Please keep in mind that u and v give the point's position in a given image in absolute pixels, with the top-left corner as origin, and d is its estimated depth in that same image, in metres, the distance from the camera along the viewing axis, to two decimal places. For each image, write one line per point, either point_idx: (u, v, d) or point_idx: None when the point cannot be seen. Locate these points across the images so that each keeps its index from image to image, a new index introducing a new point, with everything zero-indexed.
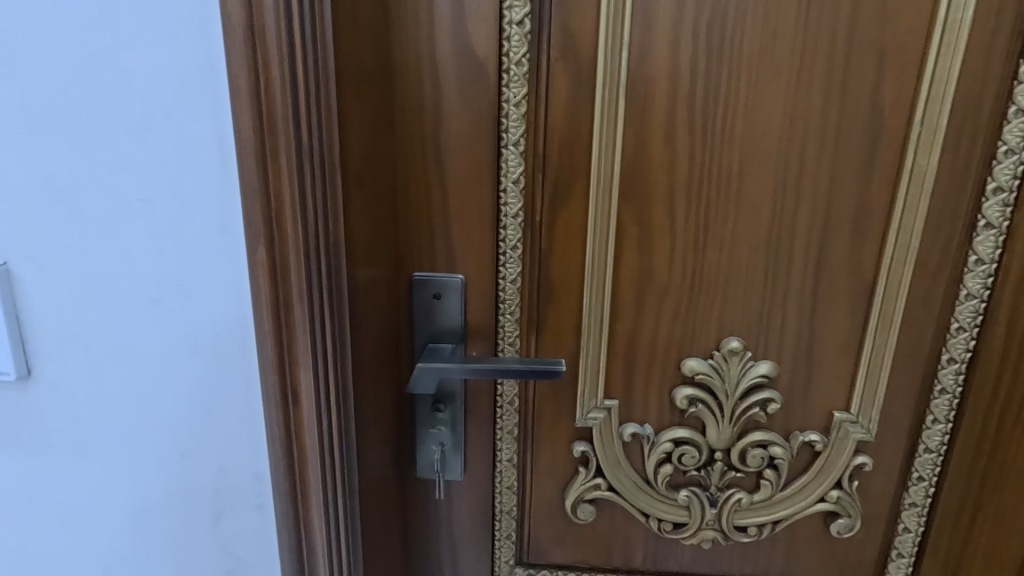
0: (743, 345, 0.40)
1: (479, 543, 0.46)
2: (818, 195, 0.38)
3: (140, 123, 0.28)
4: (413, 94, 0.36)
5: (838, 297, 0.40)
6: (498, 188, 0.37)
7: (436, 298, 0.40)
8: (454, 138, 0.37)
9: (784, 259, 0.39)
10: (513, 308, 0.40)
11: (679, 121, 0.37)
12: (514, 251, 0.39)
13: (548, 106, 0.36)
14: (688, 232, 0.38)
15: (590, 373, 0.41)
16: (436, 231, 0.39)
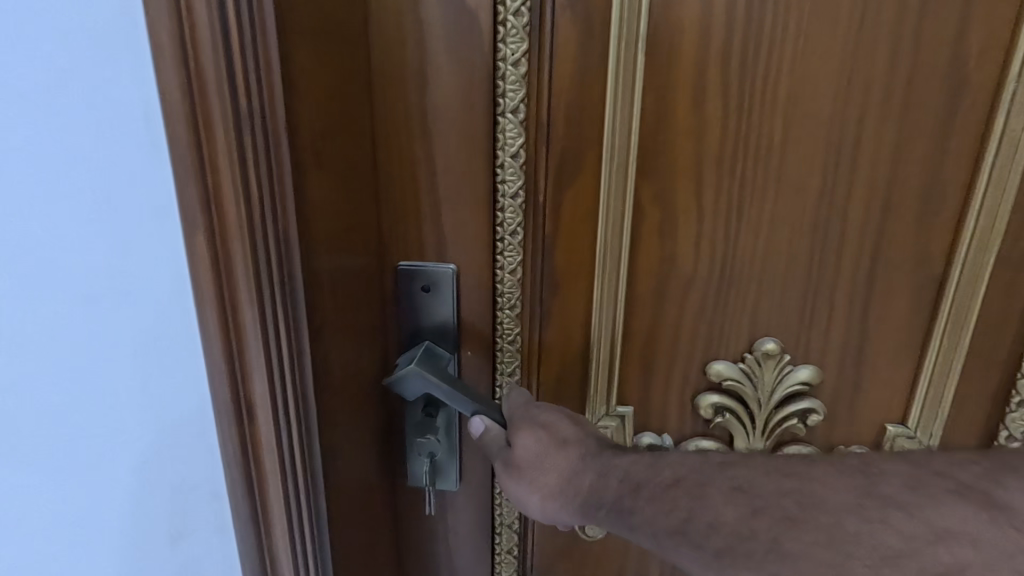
0: (780, 348, 0.35)
1: (477, 556, 0.42)
2: (879, 169, 0.32)
3: (43, 82, 0.23)
4: (393, 51, 0.31)
5: (898, 293, 0.33)
6: (494, 164, 0.32)
7: (425, 290, 0.35)
8: (442, 104, 0.31)
9: (834, 246, 0.33)
10: (513, 302, 0.35)
11: (710, 81, 0.30)
12: (513, 237, 0.34)
13: (552, 65, 0.31)
14: (718, 215, 0.33)
15: (602, 376, 0.36)
16: (424, 213, 0.34)
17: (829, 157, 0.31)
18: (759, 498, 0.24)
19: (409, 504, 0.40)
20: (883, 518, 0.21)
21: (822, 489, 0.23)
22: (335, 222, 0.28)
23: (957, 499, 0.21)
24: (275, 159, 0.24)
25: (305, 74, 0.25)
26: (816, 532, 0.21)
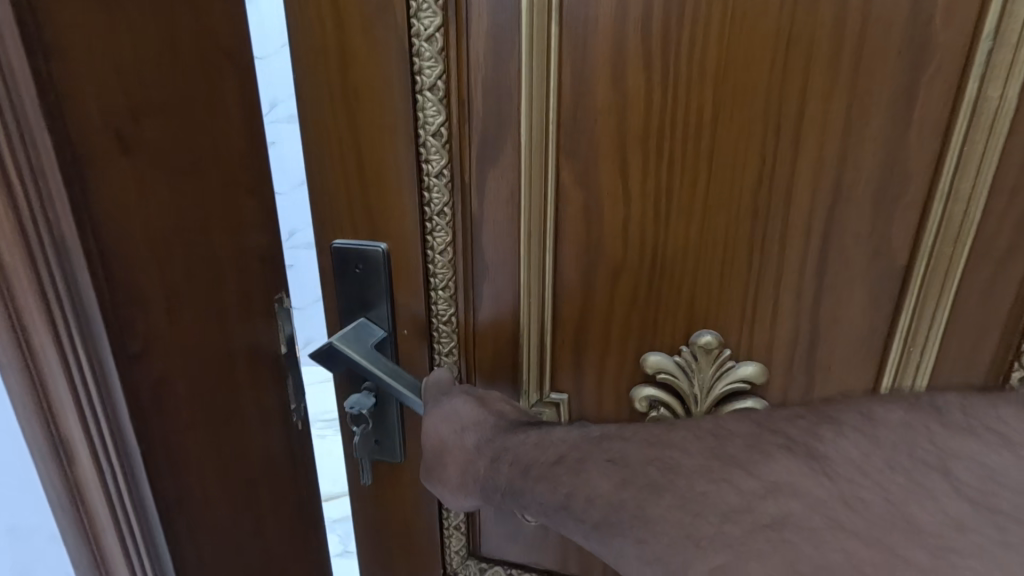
0: (718, 340, 0.33)
1: (422, 532, 0.41)
2: (826, 145, 0.28)
3: None
4: (308, 23, 0.30)
5: (852, 283, 0.31)
6: (416, 143, 0.31)
7: (358, 270, 0.35)
8: (360, 80, 0.31)
9: (778, 231, 0.30)
10: (446, 284, 0.34)
11: (632, 50, 0.29)
12: (442, 217, 0.33)
13: (464, 35, 0.29)
14: (645, 197, 0.31)
15: (534, 362, 0.35)
16: (353, 192, 0.33)
17: (768, 132, 0.29)
18: (628, 467, 0.22)
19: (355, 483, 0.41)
20: (727, 478, 0.20)
21: (678, 454, 0.22)
22: (153, 216, 0.26)
23: (785, 455, 0.20)
24: (32, 145, 0.21)
25: (69, 34, 0.22)
26: (674, 497, 0.21)
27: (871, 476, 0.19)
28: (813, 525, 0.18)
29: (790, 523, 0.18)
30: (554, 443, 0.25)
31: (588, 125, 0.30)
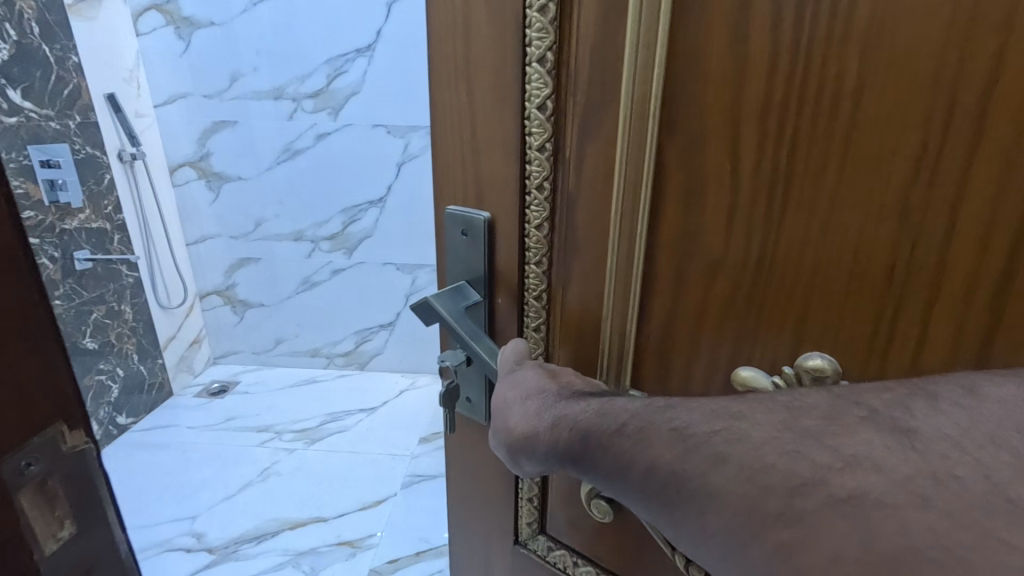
0: (829, 365, 0.36)
1: (506, 495, 0.55)
2: (948, 165, 0.30)
3: None
4: (450, 25, 0.41)
5: (973, 302, 0.32)
6: (522, 119, 0.40)
7: (464, 234, 0.47)
8: (480, 69, 0.41)
9: (884, 245, 0.33)
10: (538, 240, 0.44)
11: (749, 72, 0.33)
12: (540, 184, 0.42)
13: (570, 55, 0.38)
14: (749, 203, 0.36)
15: (616, 315, 0.43)
16: (470, 161, 0.44)
17: (886, 150, 0.31)
18: (691, 437, 0.28)
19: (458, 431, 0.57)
20: (804, 451, 0.26)
21: (750, 427, 0.28)
22: None
23: (869, 428, 0.26)
24: None
25: None
26: (740, 467, 0.26)
27: (969, 452, 0.24)
28: (893, 500, 0.23)
29: (872, 497, 0.23)
30: (616, 413, 0.32)
31: (696, 158, 0.37)
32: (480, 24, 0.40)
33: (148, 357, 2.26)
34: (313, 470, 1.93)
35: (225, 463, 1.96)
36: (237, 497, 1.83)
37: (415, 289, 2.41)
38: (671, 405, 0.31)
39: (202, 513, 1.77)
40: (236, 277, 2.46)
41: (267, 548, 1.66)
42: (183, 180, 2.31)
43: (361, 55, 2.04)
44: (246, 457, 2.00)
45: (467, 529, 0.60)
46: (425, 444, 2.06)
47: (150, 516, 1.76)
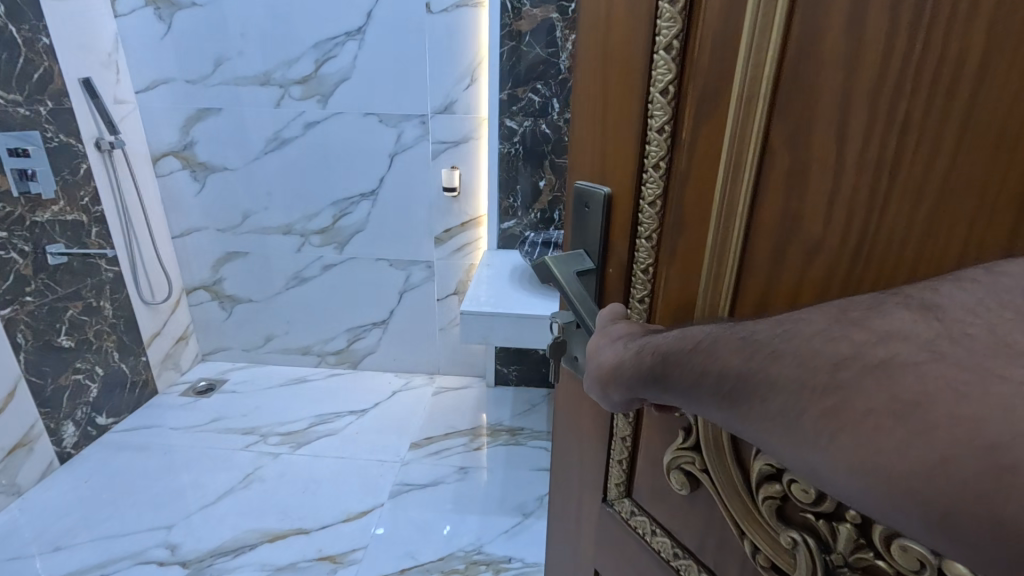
0: None
1: (600, 453, 0.66)
2: None
3: None
4: (600, 23, 0.50)
5: None
6: (646, 102, 0.47)
7: (587, 206, 0.57)
8: (614, 61, 0.49)
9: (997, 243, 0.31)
10: (649, 212, 0.51)
11: (860, 54, 0.34)
12: (657, 163, 0.49)
13: (695, 44, 0.43)
14: (848, 189, 0.37)
15: (714, 285, 0.47)
16: (602, 141, 0.54)
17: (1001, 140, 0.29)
18: (752, 337, 0.34)
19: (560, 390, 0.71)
20: (846, 333, 0.30)
21: (803, 324, 0.32)
22: None
23: (903, 309, 0.29)
24: None
25: None
26: (791, 355, 0.31)
27: (982, 314, 0.27)
28: (918, 358, 0.27)
29: (897, 359, 0.27)
30: (693, 331, 0.40)
31: (804, 143, 0.38)
32: (620, 23, 0.48)
33: (130, 355, 2.26)
34: (297, 475, 1.92)
35: (211, 467, 1.96)
36: (215, 506, 1.79)
37: (409, 287, 2.42)
38: (740, 324, 0.37)
39: (177, 522, 1.72)
40: (223, 273, 2.49)
41: (245, 562, 1.59)
42: (167, 171, 2.32)
43: (351, 39, 2.03)
44: (232, 461, 2.00)
45: (571, 482, 0.73)
46: (415, 451, 2.05)
47: (127, 525, 1.71)
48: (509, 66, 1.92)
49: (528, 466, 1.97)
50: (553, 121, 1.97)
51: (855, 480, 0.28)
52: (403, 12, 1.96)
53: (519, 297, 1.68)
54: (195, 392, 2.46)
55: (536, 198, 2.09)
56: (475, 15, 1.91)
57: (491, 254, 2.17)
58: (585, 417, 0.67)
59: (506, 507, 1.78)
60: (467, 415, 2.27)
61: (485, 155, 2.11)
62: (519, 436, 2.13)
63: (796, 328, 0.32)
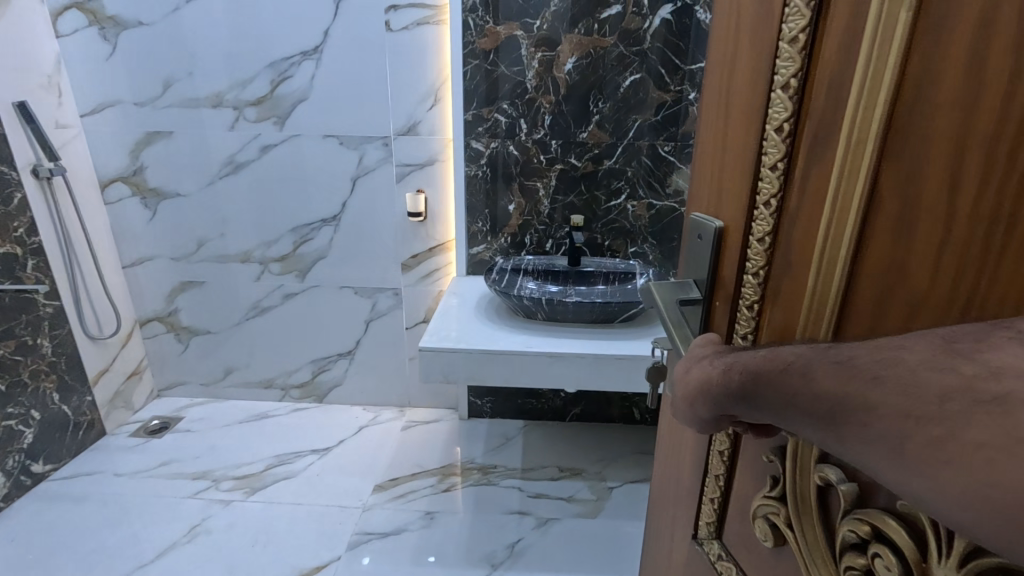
0: None
1: (695, 488, 0.66)
2: None
3: None
4: (727, 62, 0.52)
5: None
6: (761, 138, 0.48)
7: (700, 236, 0.58)
8: (736, 99, 0.51)
9: None
10: (757, 247, 0.51)
11: (979, 91, 0.32)
12: (767, 198, 0.48)
13: (813, 80, 0.43)
14: (959, 235, 0.33)
15: (815, 329, 0.45)
16: (721, 174, 0.55)
17: None
18: (849, 361, 0.33)
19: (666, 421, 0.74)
20: (953, 367, 0.29)
21: (904, 353, 0.31)
22: None
23: (1014, 343, 0.28)
24: None
25: None
26: (895, 385, 0.30)
27: None
28: None
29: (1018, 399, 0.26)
30: (785, 352, 0.38)
31: (916, 182, 0.36)
32: (744, 62, 0.50)
33: (72, 395, 2.09)
34: (248, 526, 1.79)
35: (157, 519, 1.81)
36: (155, 564, 1.64)
37: (375, 315, 2.35)
38: (834, 347, 0.36)
39: None
40: (178, 303, 2.37)
41: None
42: (115, 198, 2.19)
43: (308, 58, 1.98)
44: (178, 510, 1.85)
45: (668, 513, 0.74)
46: (378, 494, 1.95)
47: None
48: (475, 85, 1.92)
49: (500, 506, 1.89)
50: (521, 142, 1.97)
51: (974, 518, 0.27)
52: (362, 32, 1.93)
53: (485, 331, 1.64)
54: (147, 432, 2.30)
55: (503, 222, 2.08)
56: (436, 31, 1.89)
57: (460, 280, 2.13)
58: (683, 449, 0.68)
59: (474, 555, 1.69)
60: (437, 453, 2.19)
61: (451, 176, 2.07)
62: (491, 475, 2.05)
63: (898, 355, 0.31)
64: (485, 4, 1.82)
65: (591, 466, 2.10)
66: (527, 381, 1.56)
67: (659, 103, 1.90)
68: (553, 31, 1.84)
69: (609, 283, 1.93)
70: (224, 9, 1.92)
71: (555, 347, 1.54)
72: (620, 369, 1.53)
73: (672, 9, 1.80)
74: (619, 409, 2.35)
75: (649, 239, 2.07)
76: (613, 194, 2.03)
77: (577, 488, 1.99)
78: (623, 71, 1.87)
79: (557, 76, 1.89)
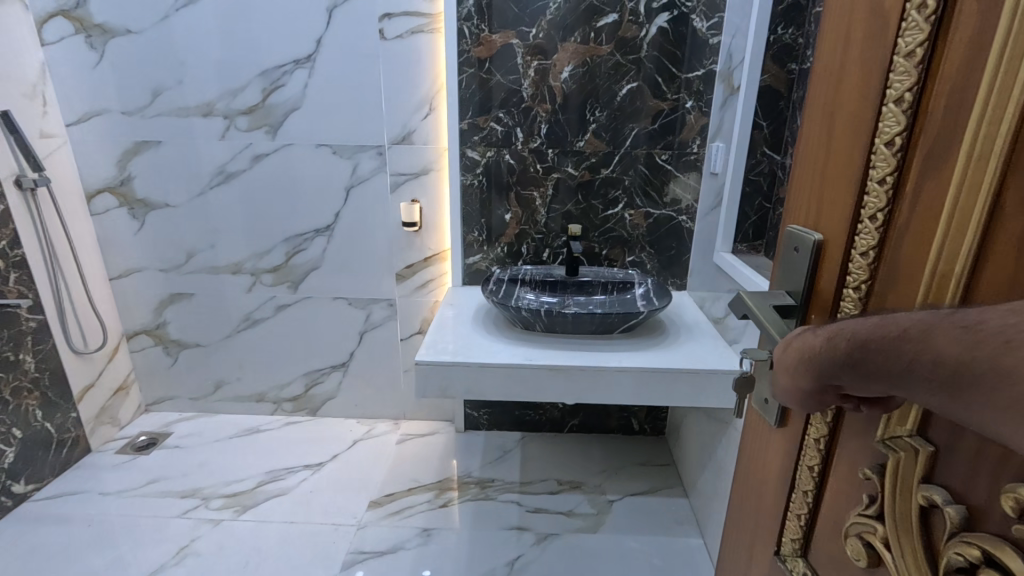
0: None
1: (780, 501, 0.62)
2: None
3: None
4: (836, 72, 0.50)
5: None
6: (869, 150, 0.46)
7: (796, 249, 0.56)
8: (843, 109, 0.49)
9: None
10: (860, 259, 0.48)
11: None
12: (872, 211, 0.46)
13: (930, 92, 0.40)
14: None
15: None
16: (822, 186, 0.53)
17: None
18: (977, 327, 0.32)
19: (753, 429, 0.71)
20: None
21: None
22: None
23: None
24: None
25: None
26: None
27: None
28: None
29: None
30: (901, 319, 0.37)
31: None
32: (853, 75, 0.48)
33: (56, 412, 2.02)
34: (237, 547, 1.74)
35: (143, 540, 1.75)
36: None
37: (369, 326, 2.30)
38: (959, 310, 0.34)
39: None
40: (167, 315, 2.32)
41: None
42: (102, 209, 2.15)
43: (300, 67, 1.95)
44: (165, 531, 1.79)
45: (749, 528, 0.70)
46: (372, 511, 1.90)
47: None
48: (470, 93, 1.90)
49: (497, 522, 1.84)
50: (518, 151, 1.95)
51: None
52: (355, 40, 1.91)
53: (482, 344, 1.60)
54: (134, 449, 2.24)
55: (500, 231, 2.05)
56: (431, 39, 1.87)
57: (455, 290, 2.10)
58: (772, 458, 0.65)
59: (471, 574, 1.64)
60: (433, 467, 2.14)
61: (446, 185, 2.05)
62: (488, 490, 2.01)
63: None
64: (480, 12, 1.80)
65: (590, 479, 2.06)
66: (526, 394, 1.53)
67: (656, 112, 1.89)
68: (549, 39, 1.82)
69: (608, 292, 1.91)
70: (213, 17, 1.89)
71: (554, 360, 1.51)
72: (621, 381, 1.50)
73: (668, 17, 1.79)
74: (618, 420, 2.32)
75: (647, 248, 2.05)
76: (611, 204, 2.01)
77: (577, 502, 1.95)
78: (620, 79, 1.86)
79: (553, 85, 1.87)
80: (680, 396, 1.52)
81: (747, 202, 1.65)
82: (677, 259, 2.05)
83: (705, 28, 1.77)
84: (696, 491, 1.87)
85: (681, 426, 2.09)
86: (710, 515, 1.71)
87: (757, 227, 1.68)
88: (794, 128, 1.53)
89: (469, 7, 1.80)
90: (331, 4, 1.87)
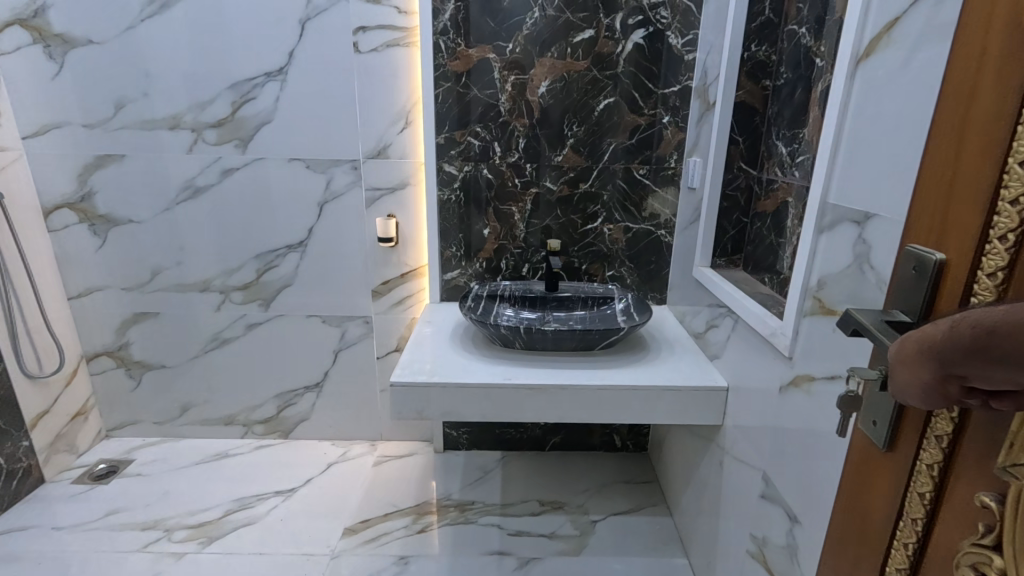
0: None
1: (885, 530, 0.59)
2: None
3: None
4: (967, 95, 0.51)
5: None
6: (1002, 170, 0.45)
7: (916, 269, 0.55)
8: (974, 130, 0.49)
9: None
10: (987, 279, 0.46)
11: None
12: (1001, 231, 0.45)
13: None
14: None
15: None
16: (944, 208, 0.52)
17: None
18: None
19: (853, 452, 0.67)
20: None
21: None
22: None
23: None
24: None
25: None
26: None
27: None
28: None
29: None
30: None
31: None
32: (986, 95, 0.48)
33: (6, 441, 1.90)
34: None
35: None
36: None
37: (344, 345, 2.23)
38: None
39: None
40: (129, 336, 2.21)
41: None
42: (61, 225, 2.05)
43: (272, 79, 1.90)
44: (124, 567, 1.68)
45: (846, 558, 0.67)
46: (347, 539, 1.82)
47: None
48: (446, 107, 1.87)
49: (477, 548, 1.78)
50: (495, 165, 1.93)
51: None
52: (330, 53, 1.87)
53: (459, 363, 1.56)
54: (91, 478, 2.11)
55: (479, 246, 2.02)
56: (406, 53, 1.85)
57: (433, 306, 2.05)
58: (879, 484, 0.61)
59: None
60: (412, 491, 2.07)
61: (423, 201, 2.01)
62: (468, 513, 1.94)
63: None
64: (456, 26, 1.79)
65: (573, 499, 2.02)
66: (507, 415, 1.49)
67: (633, 126, 1.90)
68: (526, 54, 1.82)
69: (588, 308, 1.87)
70: (180, 28, 1.83)
71: (535, 378, 1.47)
72: (604, 399, 1.47)
73: (644, 33, 1.81)
74: (599, 436, 2.29)
75: (627, 262, 2.04)
76: (589, 218, 2.00)
77: (560, 523, 1.90)
78: (598, 94, 1.86)
79: (531, 99, 1.87)
80: (664, 413, 1.49)
81: (725, 217, 1.65)
82: (657, 274, 2.04)
83: (680, 45, 1.78)
84: (679, 509, 1.84)
85: (663, 442, 2.06)
86: (695, 534, 1.68)
87: (735, 242, 1.67)
88: (769, 144, 1.54)
89: (445, 21, 1.78)
90: (304, 16, 1.83)
